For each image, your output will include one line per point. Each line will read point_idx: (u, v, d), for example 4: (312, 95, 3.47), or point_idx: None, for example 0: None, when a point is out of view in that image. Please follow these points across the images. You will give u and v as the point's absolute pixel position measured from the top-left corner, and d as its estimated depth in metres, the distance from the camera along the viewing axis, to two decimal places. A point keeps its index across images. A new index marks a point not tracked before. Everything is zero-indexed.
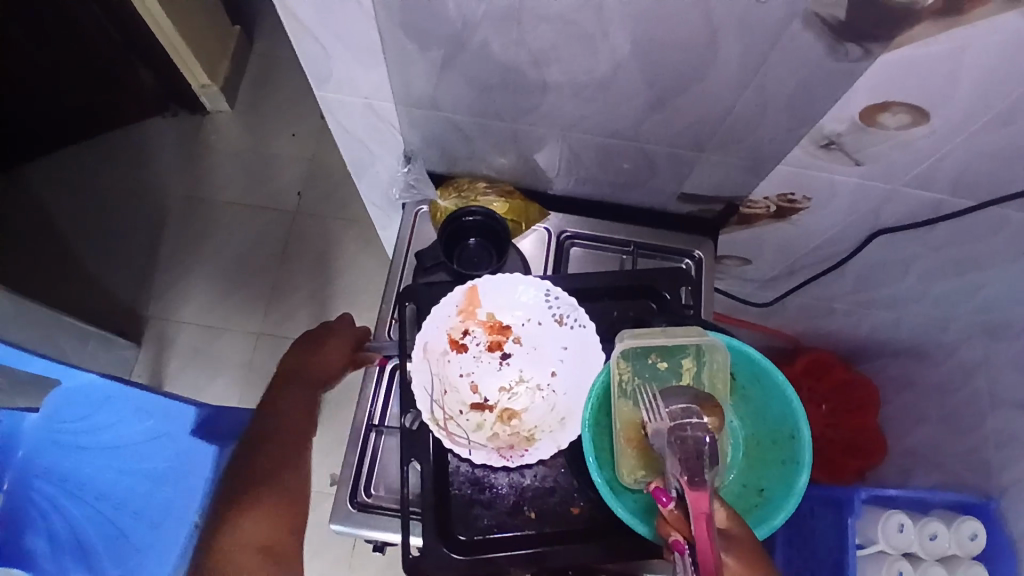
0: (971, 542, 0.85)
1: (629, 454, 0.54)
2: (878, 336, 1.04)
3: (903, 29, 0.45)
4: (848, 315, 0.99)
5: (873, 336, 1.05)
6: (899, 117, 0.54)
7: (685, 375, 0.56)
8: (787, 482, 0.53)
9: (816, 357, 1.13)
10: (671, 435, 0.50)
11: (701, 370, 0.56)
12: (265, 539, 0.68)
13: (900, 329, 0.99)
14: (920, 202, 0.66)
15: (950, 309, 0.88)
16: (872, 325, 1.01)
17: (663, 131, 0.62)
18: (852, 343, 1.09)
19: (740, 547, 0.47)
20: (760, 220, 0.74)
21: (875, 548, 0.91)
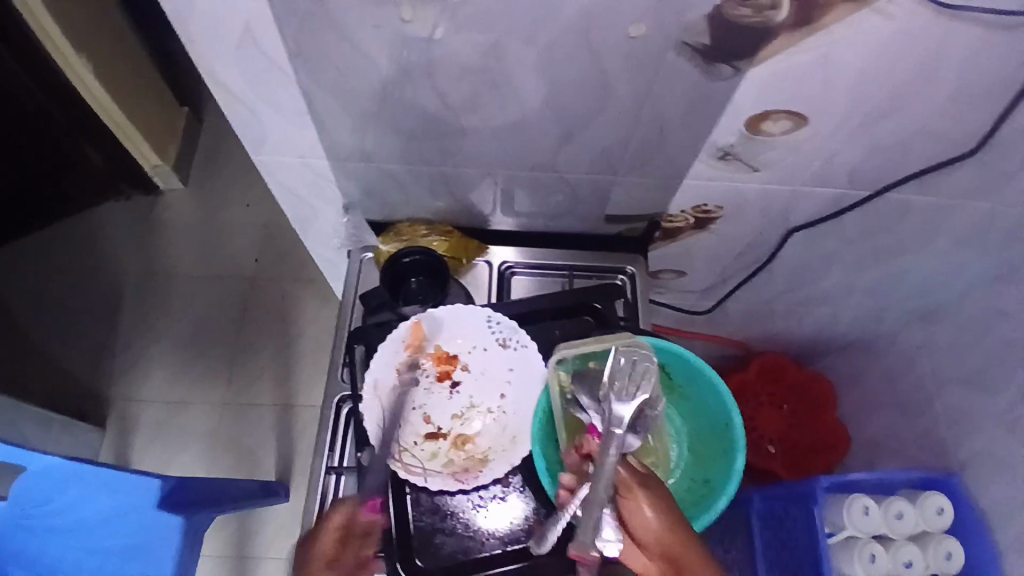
0: (939, 517, 0.87)
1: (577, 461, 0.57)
2: (822, 331, 1.09)
3: (765, 45, 0.51)
4: (790, 315, 1.04)
5: (818, 332, 1.10)
6: (781, 124, 0.60)
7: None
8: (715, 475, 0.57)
9: (767, 360, 1.18)
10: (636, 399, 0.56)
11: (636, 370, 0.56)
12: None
13: (839, 322, 1.04)
14: (824, 200, 0.72)
15: (878, 297, 0.94)
16: (813, 321, 1.06)
17: (579, 162, 0.67)
18: (800, 341, 1.14)
19: (661, 504, 0.51)
20: (682, 233, 0.79)
21: (843, 534, 0.92)
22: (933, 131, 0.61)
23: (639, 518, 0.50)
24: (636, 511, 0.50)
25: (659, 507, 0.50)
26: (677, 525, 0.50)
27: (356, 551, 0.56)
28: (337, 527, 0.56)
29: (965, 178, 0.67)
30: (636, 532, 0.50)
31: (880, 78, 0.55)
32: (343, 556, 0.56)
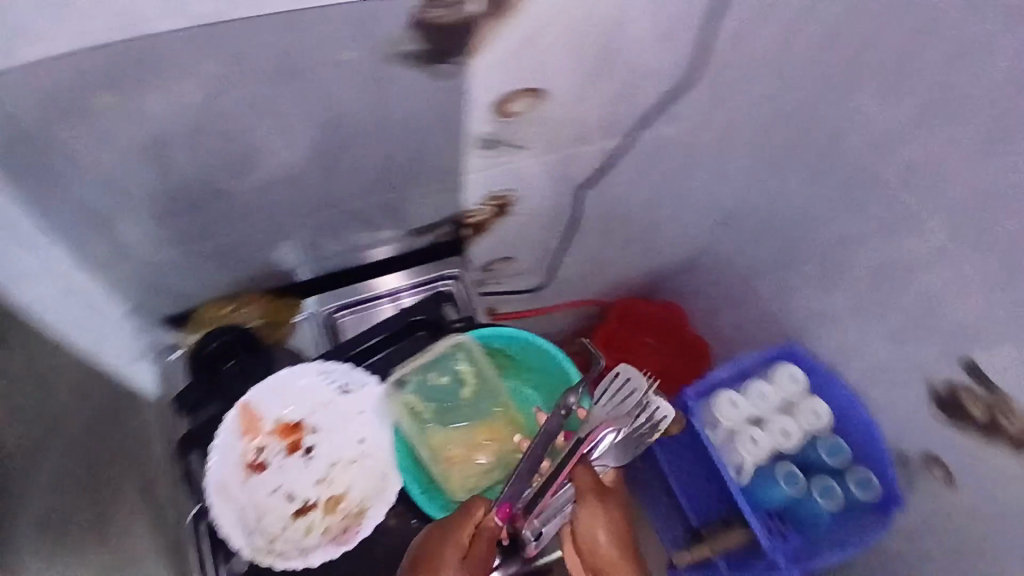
0: (792, 383, 1.01)
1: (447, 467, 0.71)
2: (654, 267, 1.18)
3: (473, 36, 0.53)
4: (621, 261, 1.11)
5: (653, 268, 1.19)
6: (525, 102, 0.63)
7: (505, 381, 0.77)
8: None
9: (621, 305, 1.25)
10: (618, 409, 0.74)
11: (619, 390, 0.74)
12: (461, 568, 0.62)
13: (665, 253, 1.13)
14: (597, 153, 0.77)
15: (683, 221, 1.03)
16: (643, 260, 1.14)
17: (359, 190, 0.67)
18: (646, 281, 1.23)
19: (614, 528, 0.68)
20: (490, 224, 0.82)
21: (723, 430, 1.02)
22: (655, 68, 0.67)
23: (587, 527, 0.67)
24: (591, 529, 0.67)
25: (609, 531, 0.68)
26: (615, 547, 0.68)
27: (484, 549, 0.63)
28: (477, 522, 0.64)
29: (703, 95, 0.75)
30: (583, 541, 0.68)
31: (590, 40, 0.59)
32: (479, 547, 0.63)
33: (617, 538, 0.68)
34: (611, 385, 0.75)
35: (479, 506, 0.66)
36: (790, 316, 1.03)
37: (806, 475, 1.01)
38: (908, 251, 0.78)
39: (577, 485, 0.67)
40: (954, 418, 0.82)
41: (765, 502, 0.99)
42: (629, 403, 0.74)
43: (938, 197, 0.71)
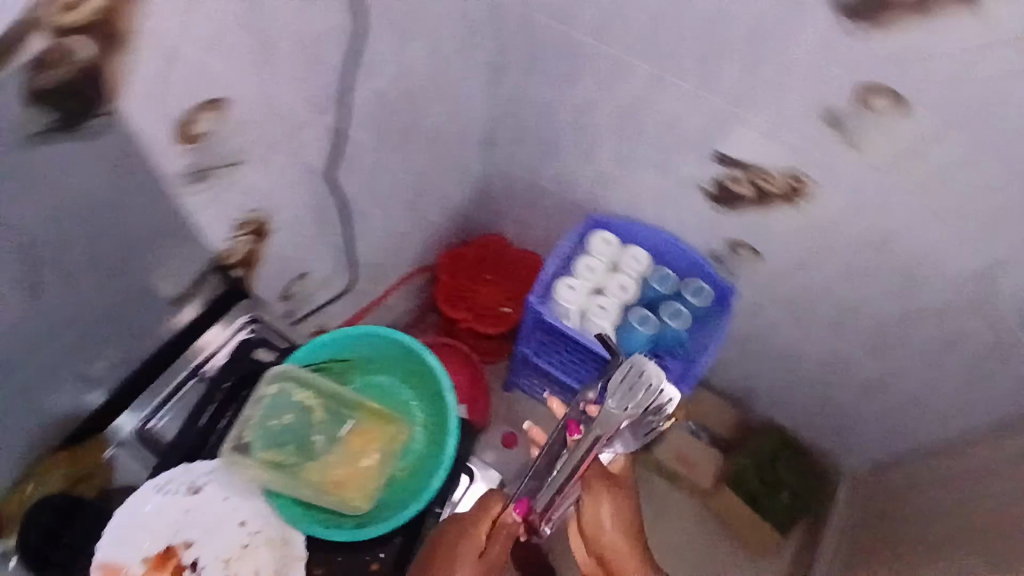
0: (607, 244, 1.12)
1: (343, 489, 0.75)
2: (454, 210, 1.22)
3: (96, 78, 0.48)
4: (421, 222, 1.13)
5: (455, 212, 1.23)
6: (207, 119, 0.59)
7: (331, 404, 0.78)
8: (438, 413, 0.86)
9: (445, 260, 1.28)
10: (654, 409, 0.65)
11: (630, 383, 0.64)
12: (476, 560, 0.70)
13: (454, 193, 1.17)
14: (323, 138, 0.76)
15: (448, 157, 1.07)
16: (441, 210, 1.17)
17: (86, 286, 0.63)
18: (455, 226, 1.27)
19: (619, 520, 0.74)
20: (257, 254, 0.79)
21: (575, 312, 1.09)
22: (326, 34, 0.66)
23: (595, 515, 0.73)
24: (593, 517, 0.73)
25: (614, 520, 0.74)
26: (618, 534, 0.73)
27: (501, 546, 0.70)
28: (492, 520, 0.72)
29: (391, 41, 0.76)
30: (588, 529, 0.74)
31: (237, 33, 0.56)
32: (496, 542, 0.71)
33: (621, 533, 0.73)
34: (624, 376, 0.65)
35: (496, 505, 0.73)
36: (579, 191, 1.14)
37: (653, 312, 1.12)
38: (617, 99, 0.93)
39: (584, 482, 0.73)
40: (728, 205, 0.99)
41: (636, 351, 1.10)
42: (646, 394, 0.64)
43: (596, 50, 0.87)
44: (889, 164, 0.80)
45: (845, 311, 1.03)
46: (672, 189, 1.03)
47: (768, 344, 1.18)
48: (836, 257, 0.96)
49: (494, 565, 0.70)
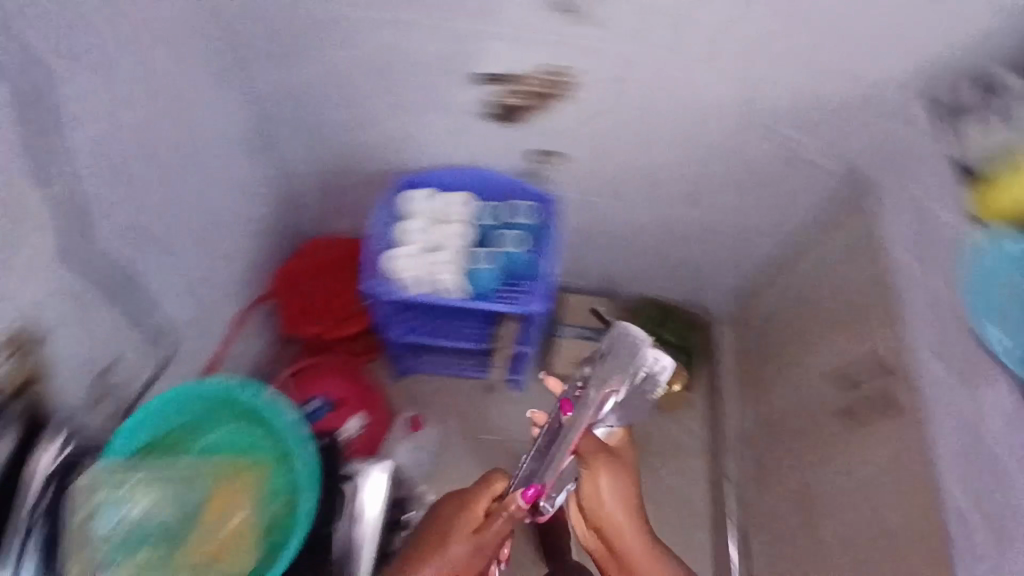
0: (419, 198, 1.08)
1: (218, 547, 0.79)
2: (266, 225, 1.15)
3: None
4: (233, 252, 1.06)
5: (269, 227, 1.16)
6: None
7: (167, 481, 0.80)
8: (277, 434, 0.87)
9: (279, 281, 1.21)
10: (616, 383, 0.86)
11: (623, 351, 0.88)
12: (472, 530, 0.84)
13: (257, 209, 1.10)
14: (56, 209, 0.67)
15: (228, 175, 0.99)
16: (251, 231, 1.10)
17: None
18: (276, 242, 1.20)
19: (621, 495, 0.87)
20: (35, 372, 0.69)
21: (414, 278, 1.04)
22: None
23: (593, 487, 0.87)
24: (590, 495, 0.87)
25: (614, 497, 0.87)
26: (616, 506, 0.87)
27: (498, 523, 0.83)
28: (493, 493, 0.87)
29: (87, 78, 0.68)
30: (587, 505, 0.88)
31: None
32: (494, 519, 0.84)
33: (621, 504, 0.87)
34: (628, 344, 0.88)
35: (501, 485, 0.88)
36: (377, 160, 1.11)
37: (492, 243, 1.10)
38: (366, 49, 0.91)
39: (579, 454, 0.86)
40: (512, 117, 1.00)
41: (489, 288, 1.07)
42: (643, 362, 0.87)
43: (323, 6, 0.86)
44: (620, 28, 0.84)
45: (652, 181, 1.09)
46: (456, 123, 1.02)
47: (609, 231, 1.23)
48: (623, 130, 1.00)
49: (488, 540, 0.83)
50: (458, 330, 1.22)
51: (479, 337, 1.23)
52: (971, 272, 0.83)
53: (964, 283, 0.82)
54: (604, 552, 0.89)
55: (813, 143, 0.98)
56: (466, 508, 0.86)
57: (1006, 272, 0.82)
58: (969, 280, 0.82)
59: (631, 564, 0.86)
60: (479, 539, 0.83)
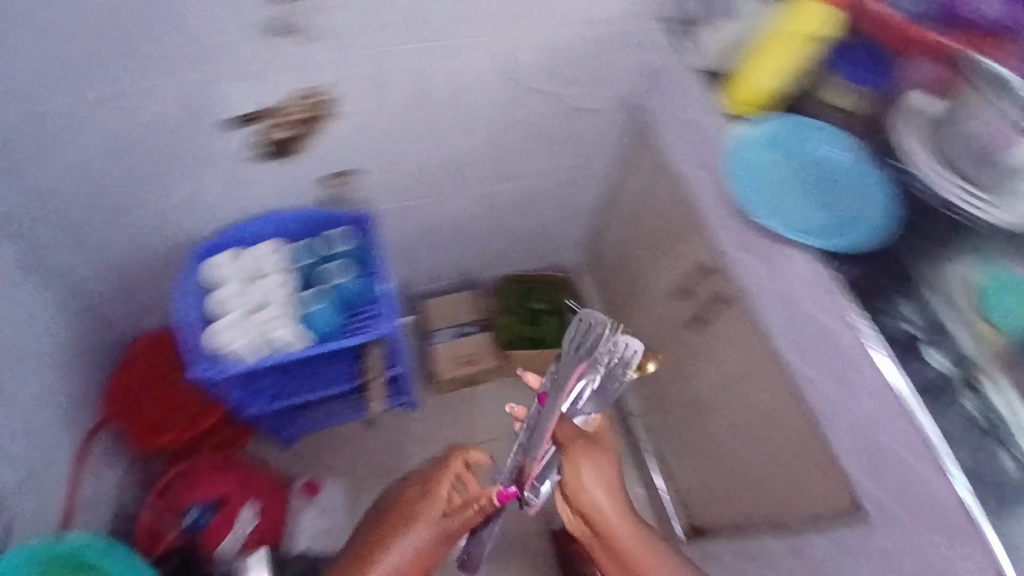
0: (222, 263, 1.02)
1: None
2: (83, 339, 1.04)
3: None
4: (54, 380, 0.95)
5: (87, 340, 1.05)
6: None
7: None
8: None
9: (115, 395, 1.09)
10: (592, 368, 0.72)
11: (589, 338, 0.73)
12: (420, 541, 0.75)
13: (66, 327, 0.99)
14: None
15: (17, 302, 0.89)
16: (67, 351, 0.99)
17: None
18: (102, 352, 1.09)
19: (606, 489, 0.76)
20: None
21: (241, 348, 0.98)
22: None
23: (575, 477, 0.75)
24: (578, 482, 0.75)
25: (602, 489, 0.75)
26: (601, 490, 0.75)
27: (457, 519, 0.76)
28: (460, 462, 0.80)
29: None
30: (574, 495, 0.76)
31: None
32: (460, 510, 0.77)
33: (607, 490, 0.76)
34: (589, 333, 0.72)
35: (461, 460, 0.80)
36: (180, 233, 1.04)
37: (316, 282, 1.04)
38: (97, 131, 0.84)
39: (562, 443, 0.74)
40: (288, 150, 0.97)
41: (325, 328, 1.02)
42: (600, 344, 0.72)
43: (19, 106, 0.79)
44: (349, 32, 0.83)
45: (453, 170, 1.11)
46: (232, 173, 0.97)
47: (441, 225, 1.24)
48: (404, 127, 1.00)
49: (456, 525, 0.76)
50: (319, 379, 1.15)
51: (344, 376, 1.17)
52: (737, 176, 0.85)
53: (737, 186, 0.84)
54: (588, 533, 0.79)
55: (577, 85, 1.03)
56: (433, 484, 0.78)
57: (760, 159, 0.86)
58: (737, 183, 0.84)
59: (618, 548, 0.76)
60: (433, 539, 0.76)
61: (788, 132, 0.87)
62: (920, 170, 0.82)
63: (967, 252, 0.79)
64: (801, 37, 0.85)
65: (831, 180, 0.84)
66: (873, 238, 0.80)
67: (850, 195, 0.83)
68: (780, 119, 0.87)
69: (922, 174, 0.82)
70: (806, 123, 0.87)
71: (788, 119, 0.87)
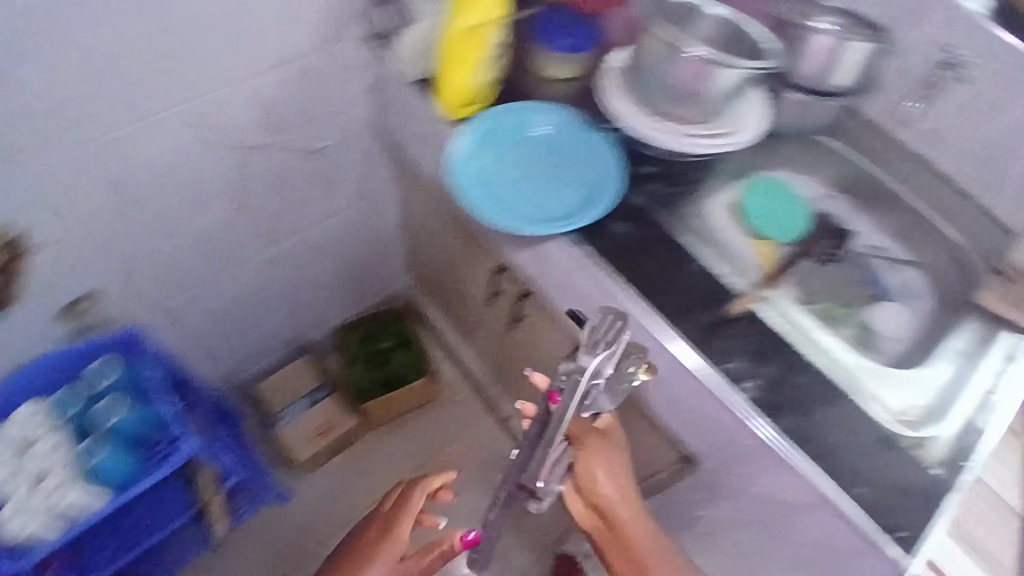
0: None
1: None
2: None
3: None
4: None
5: None
6: None
7: None
8: None
9: None
10: (605, 353, 0.63)
11: (603, 327, 0.64)
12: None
13: None
14: None
15: None
16: None
17: None
18: None
19: (619, 483, 0.74)
20: None
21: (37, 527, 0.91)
22: None
23: (585, 468, 0.73)
24: (589, 479, 0.73)
25: (614, 479, 0.74)
26: (616, 483, 0.74)
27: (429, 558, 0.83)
28: (429, 487, 0.86)
29: None
30: (589, 489, 0.74)
31: None
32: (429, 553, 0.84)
33: (622, 481, 0.75)
34: (608, 328, 0.64)
35: (438, 482, 0.86)
36: None
37: (98, 426, 0.98)
38: None
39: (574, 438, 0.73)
40: (15, 295, 0.88)
41: (126, 466, 0.97)
42: (616, 338, 0.64)
43: None
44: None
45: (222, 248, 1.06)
46: None
47: (236, 306, 1.17)
48: (133, 228, 0.93)
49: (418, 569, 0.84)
50: (149, 523, 1.04)
51: (177, 509, 1.06)
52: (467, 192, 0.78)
53: (472, 201, 0.78)
54: (601, 531, 0.76)
55: (298, 125, 0.98)
56: (394, 523, 0.85)
57: (478, 166, 0.81)
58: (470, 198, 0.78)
59: (631, 541, 0.74)
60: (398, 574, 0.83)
61: (490, 126, 0.83)
62: (659, 138, 0.82)
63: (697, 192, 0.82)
64: (477, 21, 0.79)
65: (552, 156, 0.82)
66: (614, 194, 0.79)
67: (577, 157, 0.82)
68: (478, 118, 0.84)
69: (662, 140, 0.82)
70: (503, 110, 0.84)
71: (485, 114, 0.84)
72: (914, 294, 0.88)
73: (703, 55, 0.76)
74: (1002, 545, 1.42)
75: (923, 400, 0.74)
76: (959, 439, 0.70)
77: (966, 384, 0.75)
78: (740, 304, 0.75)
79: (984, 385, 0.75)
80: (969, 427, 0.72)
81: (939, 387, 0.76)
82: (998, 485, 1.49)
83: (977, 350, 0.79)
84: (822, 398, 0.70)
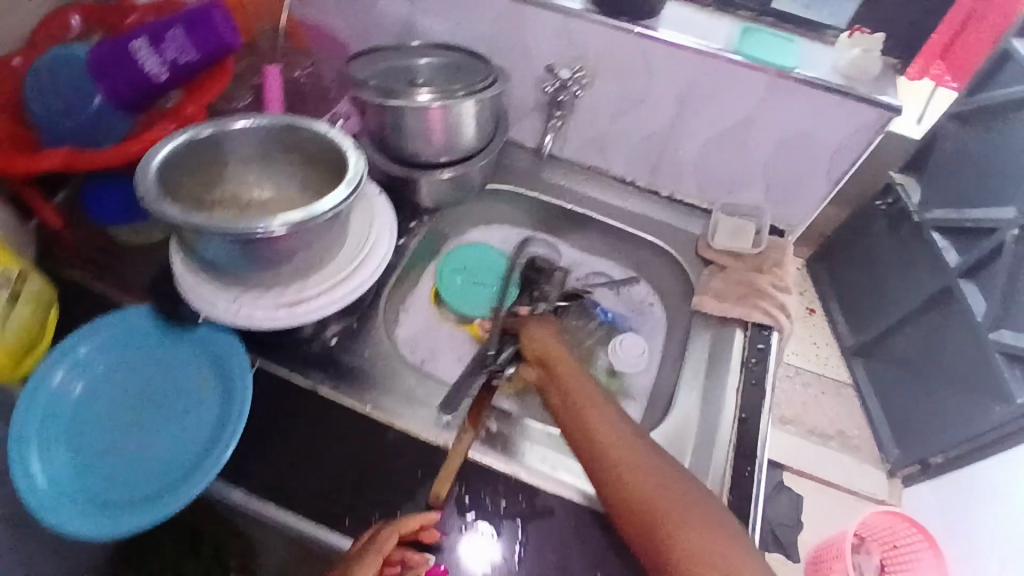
0: None
1: None
2: None
3: None
4: None
5: None
6: None
7: None
8: None
9: None
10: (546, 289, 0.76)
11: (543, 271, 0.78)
12: None
13: None
14: None
15: None
16: None
17: None
18: None
19: (558, 347, 0.66)
20: None
21: None
22: None
23: (527, 328, 0.69)
24: (527, 339, 0.68)
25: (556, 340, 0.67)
26: (561, 346, 0.66)
27: None
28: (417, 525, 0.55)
29: None
30: (531, 344, 0.67)
31: None
32: None
33: (574, 358, 0.65)
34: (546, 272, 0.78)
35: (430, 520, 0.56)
36: None
37: None
38: None
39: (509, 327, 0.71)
40: None
41: None
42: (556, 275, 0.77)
43: None
44: None
45: None
46: None
47: None
48: None
49: None
50: None
51: None
52: (106, 524, 0.52)
53: (140, 522, 0.52)
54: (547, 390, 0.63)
55: None
56: None
57: (101, 484, 0.55)
58: (130, 523, 0.52)
59: (571, 386, 0.61)
60: None
61: (37, 427, 0.56)
62: (307, 298, 0.60)
63: (359, 343, 0.70)
64: None
65: (139, 385, 0.61)
66: (237, 349, 0.61)
67: (151, 367, 0.62)
68: (23, 434, 0.55)
69: (316, 296, 0.60)
70: (30, 388, 0.57)
71: (16, 419, 0.56)
72: (642, 309, 0.83)
73: (281, 229, 0.52)
74: (841, 417, 1.47)
75: (681, 461, 0.67)
76: (728, 496, 0.62)
77: (717, 418, 0.68)
78: (445, 486, 0.59)
79: (734, 408, 0.68)
80: (737, 469, 0.64)
81: (693, 437, 0.69)
82: (820, 366, 1.53)
83: (715, 365, 0.73)
84: (574, 538, 0.58)
